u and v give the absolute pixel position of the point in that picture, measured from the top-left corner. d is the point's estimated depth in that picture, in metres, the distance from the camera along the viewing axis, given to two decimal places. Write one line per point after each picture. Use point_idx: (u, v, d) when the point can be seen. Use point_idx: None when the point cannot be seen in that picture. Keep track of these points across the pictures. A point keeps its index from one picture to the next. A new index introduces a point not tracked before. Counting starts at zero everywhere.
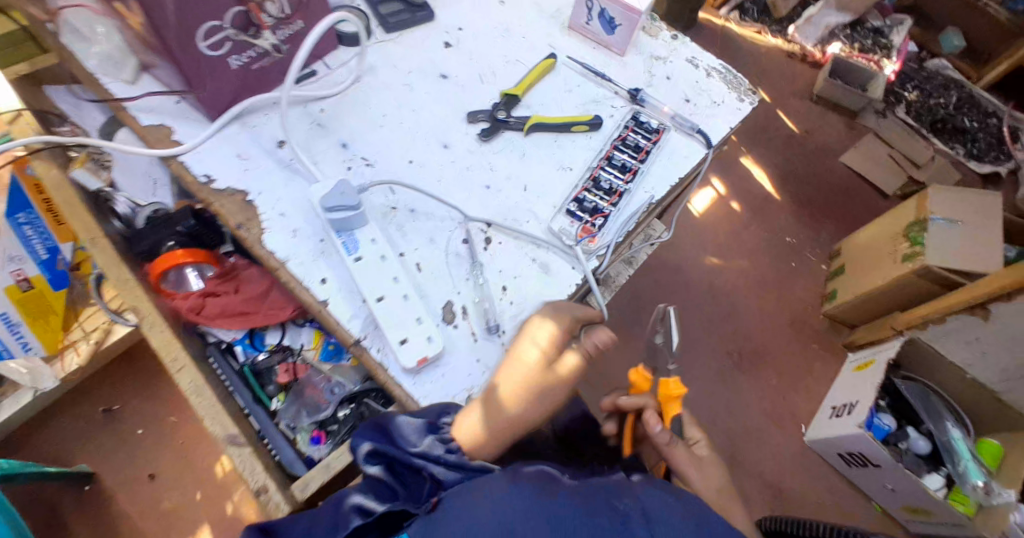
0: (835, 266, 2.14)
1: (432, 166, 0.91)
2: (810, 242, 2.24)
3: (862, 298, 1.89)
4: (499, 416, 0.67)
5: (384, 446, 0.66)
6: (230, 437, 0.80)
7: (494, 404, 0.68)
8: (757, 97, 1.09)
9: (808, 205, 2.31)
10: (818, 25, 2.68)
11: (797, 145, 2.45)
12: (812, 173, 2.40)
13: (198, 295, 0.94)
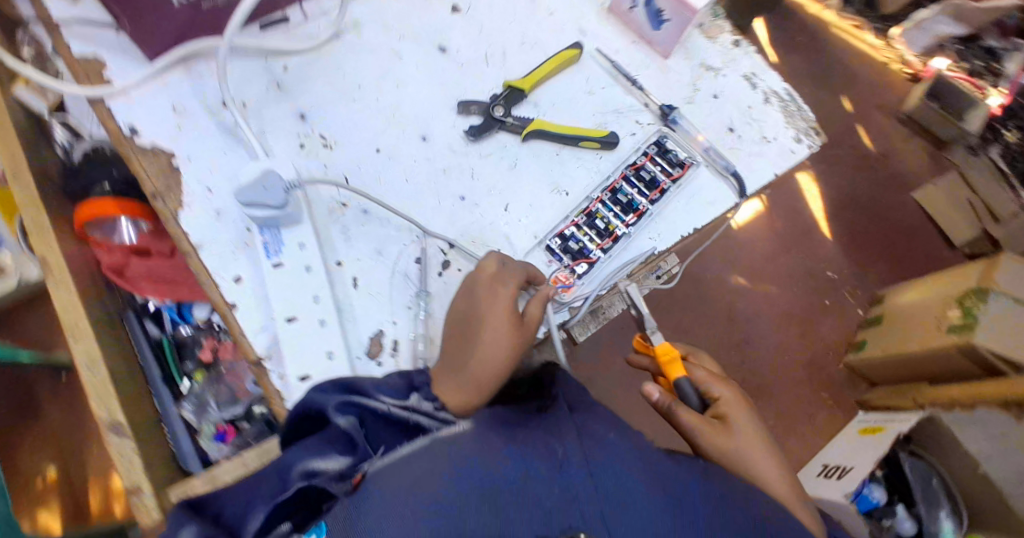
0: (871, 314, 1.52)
1: (401, 162, 0.77)
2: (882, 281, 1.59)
3: (891, 360, 1.32)
4: (467, 377, 0.59)
5: (347, 406, 0.55)
6: (114, 423, 0.71)
7: (461, 365, 0.60)
8: (820, 139, 0.87)
9: (854, 237, 1.63)
10: (939, 27, 1.70)
11: (879, 165, 1.69)
12: (877, 202, 1.66)
13: (124, 251, 0.84)
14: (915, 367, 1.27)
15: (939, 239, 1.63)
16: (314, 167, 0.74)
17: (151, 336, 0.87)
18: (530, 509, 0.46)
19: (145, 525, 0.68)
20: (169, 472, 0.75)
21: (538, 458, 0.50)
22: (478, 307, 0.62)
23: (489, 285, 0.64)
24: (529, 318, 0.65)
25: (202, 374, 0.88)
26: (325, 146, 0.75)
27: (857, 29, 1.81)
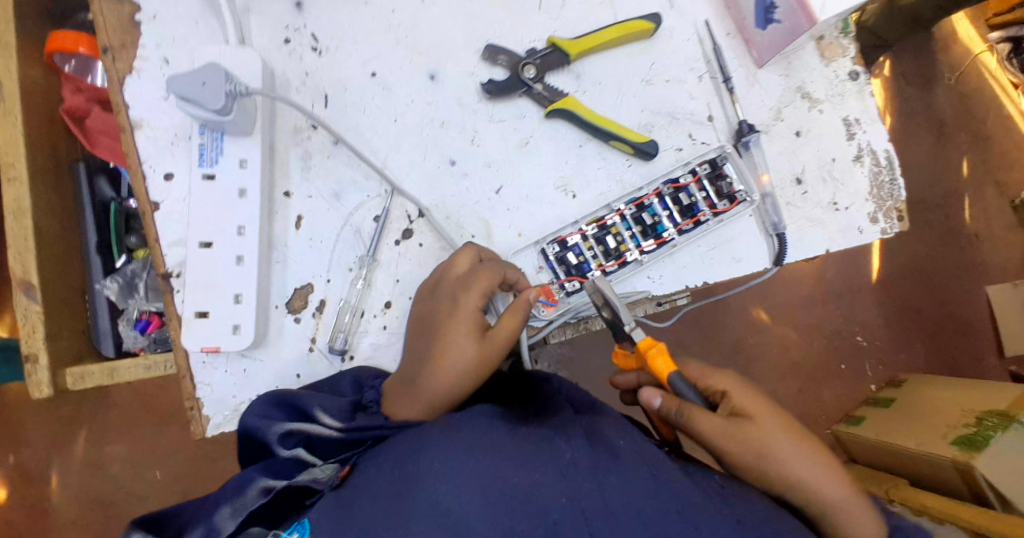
0: (882, 395, 1.22)
1: (396, 97, 0.64)
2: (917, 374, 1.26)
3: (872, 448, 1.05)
4: (418, 394, 0.50)
5: (302, 420, 0.49)
6: (26, 284, 0.65)
7: (413, 383, 0.51)
8: (901, 225, 0.71)
9: (890, 322, 1.28)
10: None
11: (953, 249, 1.29)
12: (942, 288, 1.29)
13: (90, 96, 0.76)
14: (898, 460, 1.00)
15: (990, 347, 1.28)
16: (293, 73, 0.62)
17: (100, 197, 0.78)
18: (530, 508, 0.41)
19: (34, 395, 0.65)
20: (77, 350, 0.71)
21: (540, 462, 0.44)
22: (445, 312, 0.52)
23: (454, 290, 0.53)
24: (495, 331, 0.52)
25: (142, 253, 0.80)
26: (315, 51, 0.63)
27: (1015, 89, 1.31)
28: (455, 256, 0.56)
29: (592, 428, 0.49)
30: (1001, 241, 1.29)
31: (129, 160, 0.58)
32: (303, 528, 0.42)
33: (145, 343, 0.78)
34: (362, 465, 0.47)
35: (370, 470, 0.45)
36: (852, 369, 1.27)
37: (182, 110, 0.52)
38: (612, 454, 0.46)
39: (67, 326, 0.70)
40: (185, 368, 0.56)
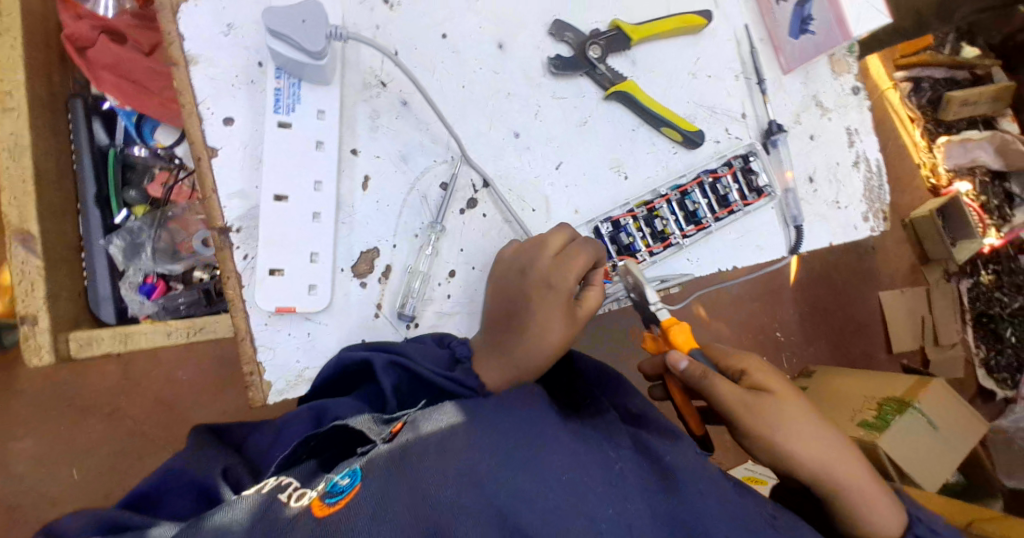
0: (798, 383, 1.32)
1: (464, 63, 0.63)
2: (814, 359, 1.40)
3: None
4: (504, 358, 0.51)
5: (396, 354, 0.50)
6: (21, 231, 0.57)
7: (504, 347, 0.51)
8: (886, 226, 0.81)
9: (803, 320, 1.41)
10: (978, 152, 1.42)
11: (852, 257, 1.45)
12: (844, 290, 1.44)
13: (93, 25, 0.68)
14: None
15: (880, 342, 1.44)
16: (363, 25, 0.60)
17: (96, 141, 0.71)
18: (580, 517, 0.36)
19: (30, 363, 0.56)
20: (75, 312, 0.63)
21: (592, 465, 0.40)
22: (536, 280, 0.52)
23: (551, 270, 0.52)
24: (581, 308, 0.53)
25: (144, 209, 0.74)
26: (385, 5, 0.61)
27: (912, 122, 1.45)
28: (547, 238, 0.54)
29: (637, 437, 0.46)
30: (891, 252, 1.46)
31: (183, 99, 0.53)
32: (353, 474, 0.38)
33: (155, 309, 0.71)
34: (415, 426, 0.41)
35: (414, 445, 0.39)
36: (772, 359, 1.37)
37: (269, 47, 0.49)
38: (660, 468, 0.42)
39: (65, 285, 0.62)
40: (246, 333, 0.53)
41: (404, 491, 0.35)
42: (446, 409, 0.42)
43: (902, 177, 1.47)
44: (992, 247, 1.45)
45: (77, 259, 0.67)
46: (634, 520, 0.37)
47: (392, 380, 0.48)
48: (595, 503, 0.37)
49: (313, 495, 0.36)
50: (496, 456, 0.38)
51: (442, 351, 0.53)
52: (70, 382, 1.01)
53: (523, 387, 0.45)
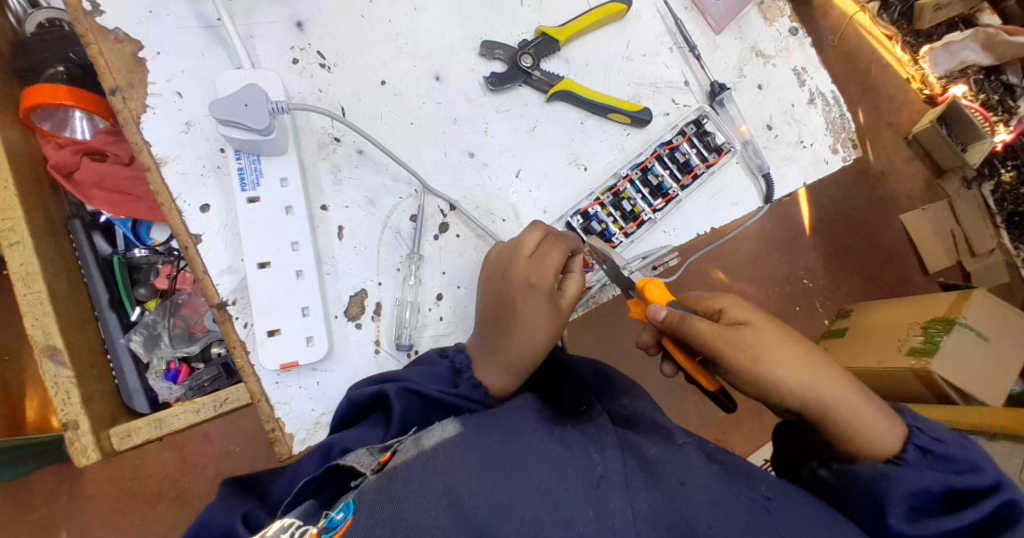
0: (836, 326, 1.34)
1: (408, 102, 0.67)
2: (852, 296, 1.41)
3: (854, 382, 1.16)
4: (498, 358, 0.55)
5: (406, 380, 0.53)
6: (50, 348, 0.62)
7: (499, 352, 0.55)
8: (856, 152, 0.81)
9: (828, 260, 1.41)
10: (965, 53, 1.43)
11: (865, 186, 1.44)
12: (863, 223, 1.43)
13: (74, 150, 0.74)
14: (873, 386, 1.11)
15: (914, 265, 1.43)
16: (307, 91, 0.64)
17: (99, 252, 0.77)
18: (557, 521, 0.41)
19: (80, 463, 0.62)
20: (112, 409, 0.68)
21: (573, 471, 0.45)
22: (515, 286, 0.55)
23: (528, 272, 0.55)
24: (562, 301, 0.57)
25: (155, 302, 0.80)
26: (323, 68, 0.65)
27: (890, 39, 1.47)
28: (523, 237, 0.57)
29: (627, 439, 0.51)
30: (902, 172, 1.46)
31: (161, 199, 0.58)
32: (347, 507, 0.42)
33: (181, 391, 0.76)
34: (406, 453, 0.46)
35: (402, 472, 0.43)
36: (806, 309, 1.38)
37: (223, 134, 0.54)
38: (646, 467, 0.47)
39: (98, 387, 0.68)
40: (260, 394, 0.57)
41: (398, 516, 0.40)
42: (446, 426, 0.49)
43: (885, 98, 1.48)
44: (1004, 142, 1.42)
45: (104, 360, 0.72)
46: (614, 517, 0.42)
47: (403, 405, 0.51)
48: (575, 507, 0.42)
49: (311, 530, 0.41)
50: (481, 473, 0.44)
51: (444, 366, 0.56)
52: (129, 475, 1.08)
53: (519, 395, 0.53)
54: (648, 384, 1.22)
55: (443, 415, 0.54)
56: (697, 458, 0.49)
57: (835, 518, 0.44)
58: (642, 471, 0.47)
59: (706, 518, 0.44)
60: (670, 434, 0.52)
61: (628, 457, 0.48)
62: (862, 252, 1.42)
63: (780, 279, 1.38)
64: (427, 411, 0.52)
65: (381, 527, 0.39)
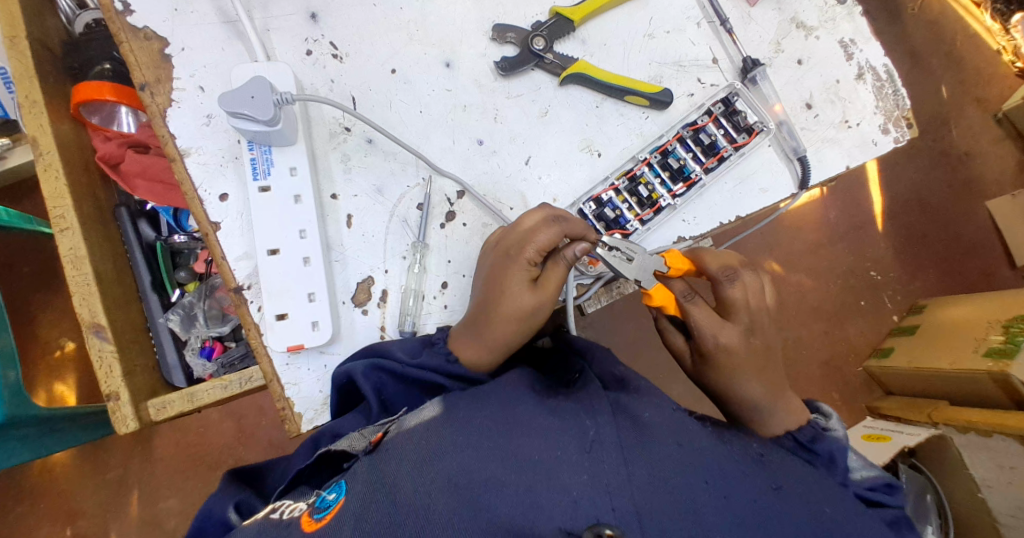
0: (905, 324, 1.23)
1: (418, 90, 0.67)
2: (921, 290, 1.28)
3: (927, 380, 1.09)
4: (478, 337, 0.54)
5: (378, 357, 0.54)
6: (96, 325, 0.68)
7: (478, 327, 0.54)
8: (912, 133, 0.71)
9: (900, 252, 1.28)
10: None
11: (945, 169, 1.30)
12: (942, 211, 1.29)
13: (119, 142, 0.81)
14: (944, 384, 1.07)
15: (1000, 256, 1.28)
16: (320, 82, 0.65)
17: (144, 237, 0.83)
18: (553, 490, 0.41)
19: (122, 431, 0.67)
20: (152, 383, 0.74)
21: (568, 436, 0.45)
22: (498, 260, 0.55)
23: (512, 245, 0.55)
24: (544, 279, 0.54)
25: (194, 285, 0.85)
26: (335, 58, 0.66)
27: (977, 7, 1.33)
28: (524, 217, 0.57)
29: (619, 403, 0.50)
30: (988, 154, 1.31)
31: (184, 187, 0.62)
32: (338, 488, 0.44)
33: (214, 368, 0.82)
34: (393, 436, 0.47)
35: (392, 451, 0.45)
36: (872, 303, 1.27)
37: (234, 126, 0.56)
38: (638, 426, 0.47)
39: (140, 360, 0.74)
40: (272, 375, 0.60)
41: (388, 492, 0.41)
42: (429, 406, 0.49)
43: (971, 73, 1.32)
44: None
45: (146, 338, 0.78)
46: (610, 477, 0.42)
47: (375, 382, 0.53)
48: (570, 473, 0.42)
49: (304, 509, 0.44)
50: (470, 447, 0.44)
51: (416, 339, 0.58)
52: (195, 441, 1.15)
53: (511, 372, 0.53)
54: (686, 376, 1.18)
55: (422, 388, 0.55)
56: (703, 443, 0.47)
57: (820, 511, 0.43)
58: (636, 430, 0.47)
59: (700, 492, 0.42)
60: (664, 402, 0.52)
61: (620, 421, 0.48)
62: (935, 242, 1.29)
63: (838, 270, 1.27)
64: (405, 386, 0.54)
65: (375, 500, 0.41)
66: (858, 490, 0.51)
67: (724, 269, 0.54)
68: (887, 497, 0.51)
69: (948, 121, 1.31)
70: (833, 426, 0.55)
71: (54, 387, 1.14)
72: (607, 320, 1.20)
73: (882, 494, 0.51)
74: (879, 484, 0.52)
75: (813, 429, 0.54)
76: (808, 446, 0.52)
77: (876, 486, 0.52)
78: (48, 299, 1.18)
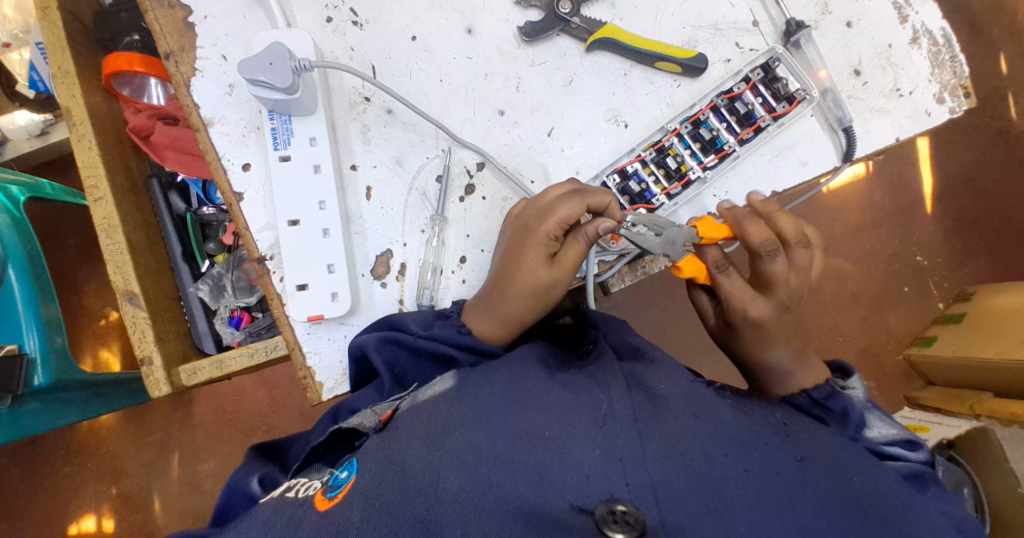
0: (951, 312, 1.16)
1: (438, 58, 0.65)
2: (972, 277, 1.20)
3: (973, 368, 1.03)
4: (492, 313, 0.54)
5: (393, 331, 0.54)
6: (128, 292, 0.70)
7: (491, 301, 0.54)
8: (969, 102, 0.65)
9: (949, 237, 1.20)
10: None
11: (1003, 150, 1.21)
12: (997, 195, 1.20)
13: (150, 114, 0.82)
14: (990, 375, 1.01)
15: None
16: (339, 50, 0.64)
17: (175, 209, 0.85)
18: (567, 463, 0.40)
19: (156, 394, 0.70)
20: (181, 350, 0.76)
21: (580, 411, 0.44)
22: (517, 235, 0.53)
23: (532, 220, 0.53)
24: (562, 255, 0.52)
25: (222, 256, 0.86)
26: (355, 25, 0.65)
27: None
28: (548, 193, 0.55)
29: (633, 374, 0.49)
30: None
31: (208, 157, 0.62)
32: (350, 467, 0.44)
33: (242, 336, 0.84)
34: (402, 412, 0.47)
35: (402, 429, 0.44)
36: (916, 290, 1.20)
37: (253, 94, 0.56)
38: (652, 398, 0.46)
39: (171, 328, 0.77)
40: (294, 344, 0.61)
41: (398, 470, 0.41)
42: (444, 380, 0.49)
43: None
44: None
45: (177, 307, 0.81)
46: (623, 452, 0.41)
47: (388, 356, 0.52)
48: (581, 448, 0.41)
49: (318, 488, 0.44)
50: (479, 421, 0.43)
51: (431, 312, 0.58)
52: (229, 408, 1.20)
53: (525, 347, 0.52)
54: (715, 359, 1.15)
55: (435, 362, 0.54)
56: (725, 415, 0.45)
57: (849, 483, 0.40)
58: (649, 404, 0.46)
59: (718, 468, 0.40)
60: (682, 374, 0.50)
61: (634, 394, 0.47)
62: (989, 226, 1.20)
63: (881, 253, 1.20)
64: (417, 360, 0.54)
65: (386, 476, 0.41)
66: (866, 443, 0.48)
67: (762, 242, 0.50)
68: (907, 453, 0.48)
69: (1009, 97, 1.21)
70: (852, 385, 0.53)
71: (101, 353, 1.20)
72: (635, 303, 1.17)
73: (899, 450, 0.48)
74: (897, 440, 0.48)
75: (830, 387, 0.51)
76: (819, 400, 0.50)
77: (893, 441, 0.48)
78: (92, 270, 1.23)
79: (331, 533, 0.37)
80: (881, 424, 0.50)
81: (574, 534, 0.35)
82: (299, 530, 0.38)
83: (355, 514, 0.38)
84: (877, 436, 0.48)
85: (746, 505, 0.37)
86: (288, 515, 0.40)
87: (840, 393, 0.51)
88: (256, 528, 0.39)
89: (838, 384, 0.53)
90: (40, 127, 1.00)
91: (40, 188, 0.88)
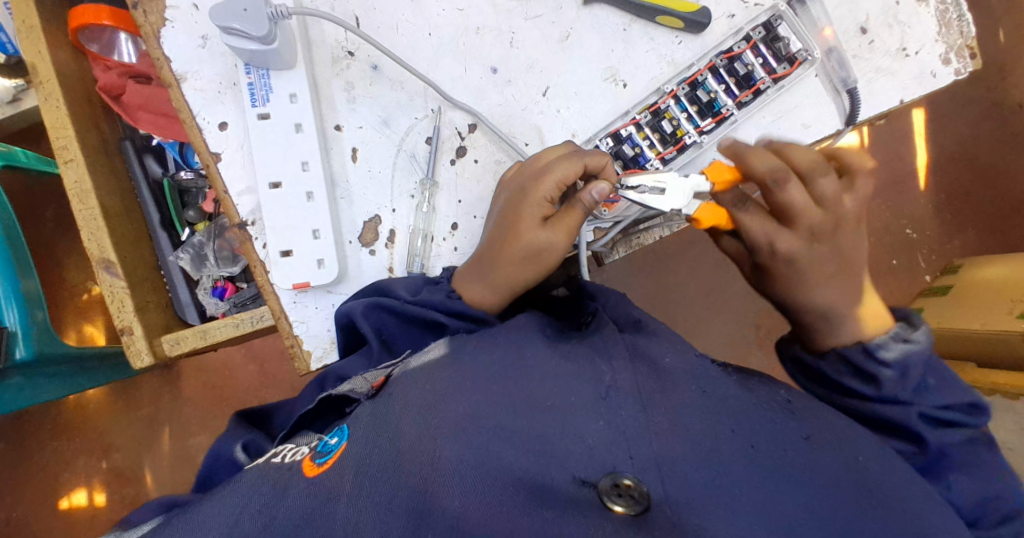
0: (938, 284, 1.16)
1: (427, 10, 0.62)
2: (962, 250, 1.20)
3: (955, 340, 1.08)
4: (485, 278, 0.51)
5: (380, 297, 0.52)
6: (105, 260, 0.67)
7: (483, 265, 0.52)
8: (975, 64, 0.63)
9: (942, 209, 1.20)
10: None
11: (1001, 121, 1.19)
12: (991, 167, 1.19)
13: (119, 72, 0.78)
14: None
15: None
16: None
17: (151, 174, 0.82)
18: (571, 438, 0.39)
19: (138, 365, 0.68)
20: (163, 320, 0.74)
21: (581, 383, 0.43)
22: (511, 196, 0.51)
23: (527, 181, 0.51)
24: (557, 218, 0.49)
25: (203, 225, 0.83)
26: None
27: None
28: (545, 154, 0.53)
29: (635, 346, 0.48)
30: None
31: (183, 116, 0.59)
32: (340, 433, 0.43)
33: (226, 306, 0.81)
34: (396, 377, 0.45)
35: (394, 397, 0.43)
36: (907, 263, 1.20)
37: (227, 44, 0.53)
38: (657, 372, 0.45)
39: (151, 298, 0.74)
40: (280, 312, 0.59)
41: (392, 438, 0.39)
42: (436, 346, 0.47)
43: None
44: None
45: (158, 276, 0.78)
46: (627, 425, 0.40)
47: (375, 322, 0.51)
48: (584, 420, 0.40)
49: (305, 452, 0.42)
50: (476, 389, 0.42)
51: (420, 278, 0.56)
52: (217, 382, 1.18)
53: (521, 314, 0.50)
54: (706, 328, 1.15)
55: (424, 328, 0.52)
56: (726, 388, 0.44)
57: (855, 460, 0.39)
58: (653, 376, 0.45)
59: (720, 443, 0.39)
60: (682, 345, 0.49)
61: (638, 366, 0.46)
62: (982, 198, 1.20)
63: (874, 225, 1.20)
64: (406, 325, 0.52)
65: (376, 444, 0.39)
66: (928, 411, 0.43)
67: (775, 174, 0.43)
68: (963, 416, 0.44)
69: (1012, 67, 1.18)
70: (921, 336, 0.43)
71: (84, 327, 1.17)
72: (628, 273, 1.16)
73: (959, 414, 0.44)
74: (958, 404, 0.44)
75: (892, 338, 0.43)
76: (878, 356, 0.43)
77: (954, 405, 0.44)
78: (70, 242, 1.19)
79: (321, 500, 0.36)
80: (946, 386, 0.44)
81: (574, 510, 0.34)
82: (285, 497, 0.37)
83: (347, 483, 0.37)
84: (941, 398, 0.44)
85: (749, 479, 0.37)
86: (273, 480, 0.38)
87: (902, 350, 0.43)
88: (242, 491, 0.38)
89: (904, 333, 0.44)
90: (11, 93, 0.92)
91: (11, 156, 0.84)
